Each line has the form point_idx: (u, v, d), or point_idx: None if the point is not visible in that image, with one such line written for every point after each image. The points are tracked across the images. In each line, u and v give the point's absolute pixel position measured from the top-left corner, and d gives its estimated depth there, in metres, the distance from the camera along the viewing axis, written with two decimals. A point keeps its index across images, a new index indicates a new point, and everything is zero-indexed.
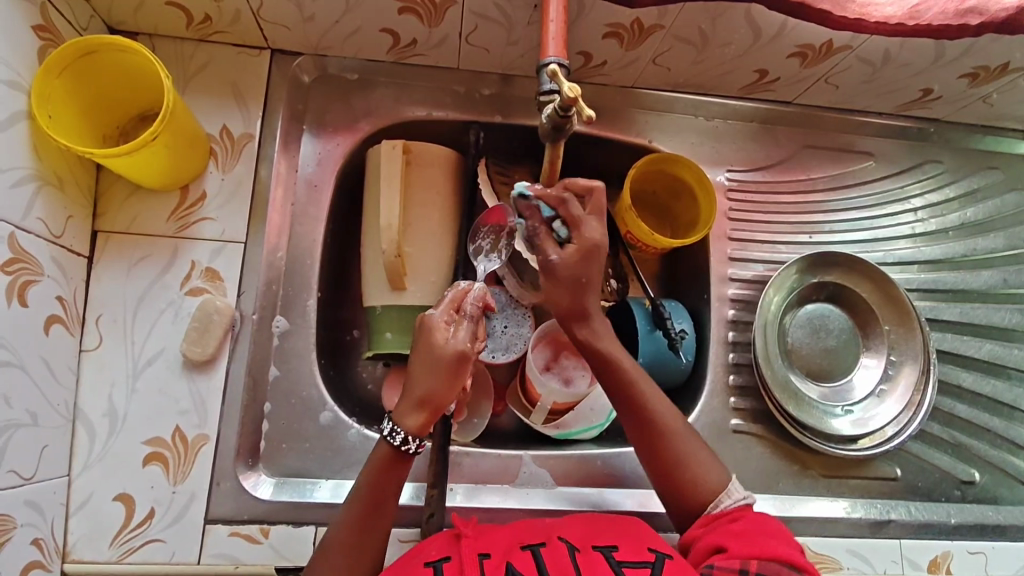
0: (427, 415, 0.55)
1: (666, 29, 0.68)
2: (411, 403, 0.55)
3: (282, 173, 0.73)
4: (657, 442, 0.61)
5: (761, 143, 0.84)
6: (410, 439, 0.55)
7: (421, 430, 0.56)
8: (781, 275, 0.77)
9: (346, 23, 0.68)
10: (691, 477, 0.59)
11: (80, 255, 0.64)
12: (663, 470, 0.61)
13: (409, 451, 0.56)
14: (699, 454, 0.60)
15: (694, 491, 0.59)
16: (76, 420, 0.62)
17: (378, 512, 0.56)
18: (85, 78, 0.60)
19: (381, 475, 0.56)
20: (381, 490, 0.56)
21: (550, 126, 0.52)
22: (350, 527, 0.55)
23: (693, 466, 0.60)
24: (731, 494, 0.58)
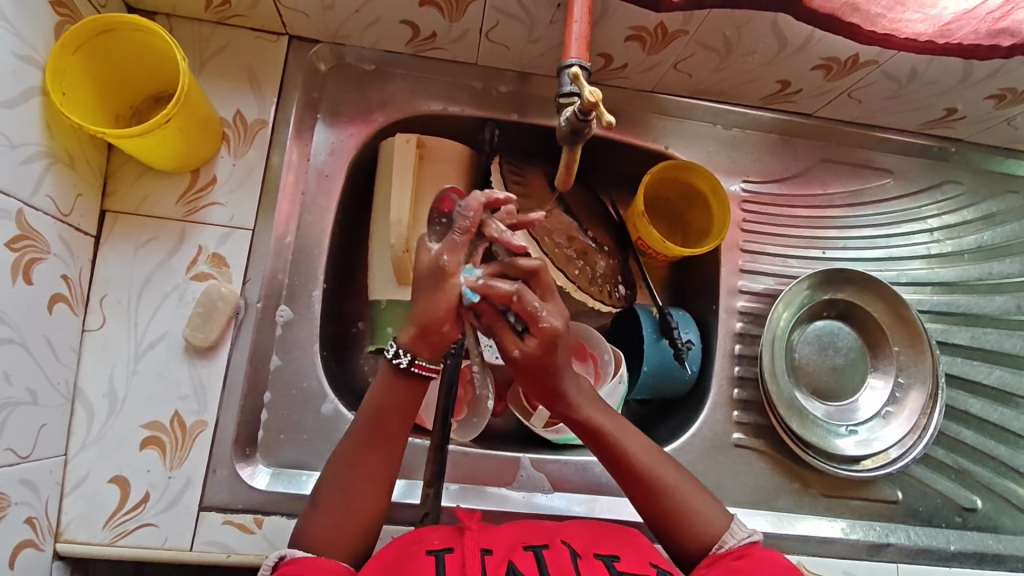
0: (423, 337, 0.55)
1: (689, 35, 0.67)
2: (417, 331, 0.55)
3: (293, 160, 0.72)
4: (647, 495, 0.58)
5: (778, 154, 0.83)
6: (400, 352, 0.56)
7: (415, 346, 0.55)
8: (791, 291, 0.75)
9: (366, 12, 0.68)
10: (695, 527, 0.57)
11: (88, 234, 0.64)
12: (657, 521, 0.58)
13: (400, 365, 0.56)
14: (693, 495, 0.58)
15: (695, 538, 0.57)
16: (75, 400, 0.62)
17: (378, 437, 0.56)
18: (102, 56, 0.59)
19: (388, 398, 0.57)
20: (383, 413, 0.57)
21: (568, 130, 0.50)
22: (351, 449, 0.56)
23: (696, 517, 0.58)
24: (735, 534, 0.57)
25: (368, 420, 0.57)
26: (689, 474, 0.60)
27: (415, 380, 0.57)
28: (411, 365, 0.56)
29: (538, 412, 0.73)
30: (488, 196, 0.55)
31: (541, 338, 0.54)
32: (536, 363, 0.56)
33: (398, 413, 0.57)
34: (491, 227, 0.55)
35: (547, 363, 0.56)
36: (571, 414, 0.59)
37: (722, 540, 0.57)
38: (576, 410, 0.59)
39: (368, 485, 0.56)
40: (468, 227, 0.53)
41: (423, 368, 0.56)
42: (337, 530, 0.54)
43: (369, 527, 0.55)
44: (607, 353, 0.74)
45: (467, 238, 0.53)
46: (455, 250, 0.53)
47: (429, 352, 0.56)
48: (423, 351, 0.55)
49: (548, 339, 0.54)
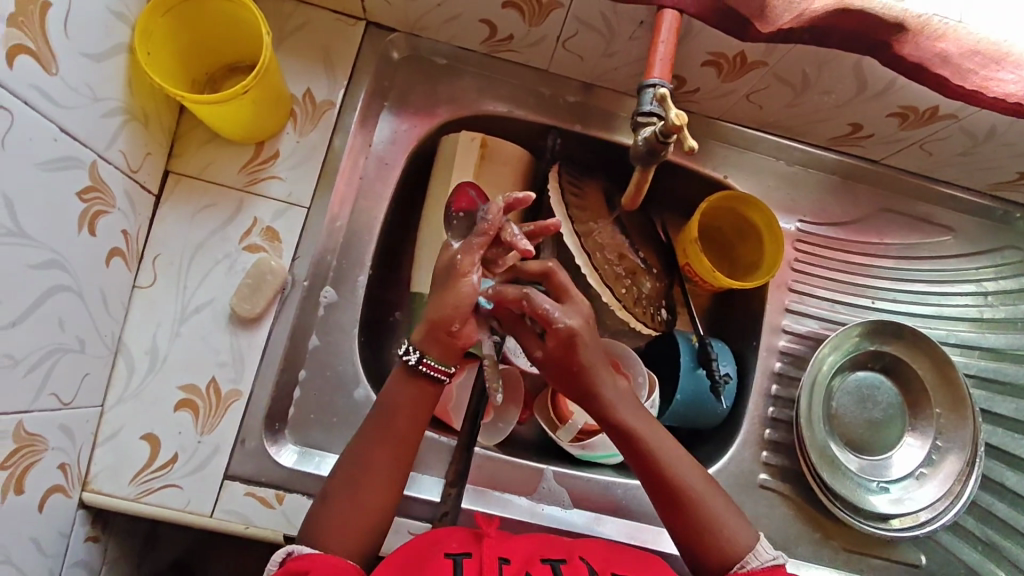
0: (441, 338, 0.56)
1: (769, 67, 0.66)
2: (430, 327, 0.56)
3: (356, 145, 0.73)
4: (671, 503, 0.57)
5: (838, 197, 0.82)
6: (410, 349, 0.57)
7: (424, 344, 0.57)
8: (840, 335, 0.74)
9: (447, 8, 0.68)
10: (716, 540, 0.56)
11: (151, 193, 0.65)
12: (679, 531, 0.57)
13: (409, 362, 0.57)
14: (720, 507, 0.57)
15: (716, 550, 0.55)
16: (118, 353, 0.63)
17: (386, 432, 0.57)
18: (190, 23, 0.60)
19: (398, 396, 0.58)
20: (392, 410, 0.57)
21: (644, 148, 0.49)
22: (361, 442, 0.57)
23: (721, 531, 0.56)
24: (759, 555, 0.55)
25: (378, 417, 0.57)
26: (717, 487, 0.58)
27: (422, 377, 0.58)
28: (418, 363, 0.57)
29: (567, 425, 0.73)
30: (508, 197, 0.57)
31: (552, 335, 0.57)
32: (555, 360, 0.58)
33: (407, 412, 0.57)
34: (506, 231, 0.57)
35: (570, 363, 0.57)
36: (603, 414, 0.58)
37: (746, 557, 0.55)
38: (608, 407, 0.58)
39: (375, 482, 0.55)
40: (486, 230, 0.56)
41: (431, 368, 0.57)
42: (347, 525, 0.54)
43: (378, 525, 0.55)
44: (643, 375, 0.73)
45: (484, 240, 0.56)
46: (471, 251, 0.56)
47: (441, 354, 0.57)
48: (439, 351, 0.57)
49: (559, 338, 0.57)
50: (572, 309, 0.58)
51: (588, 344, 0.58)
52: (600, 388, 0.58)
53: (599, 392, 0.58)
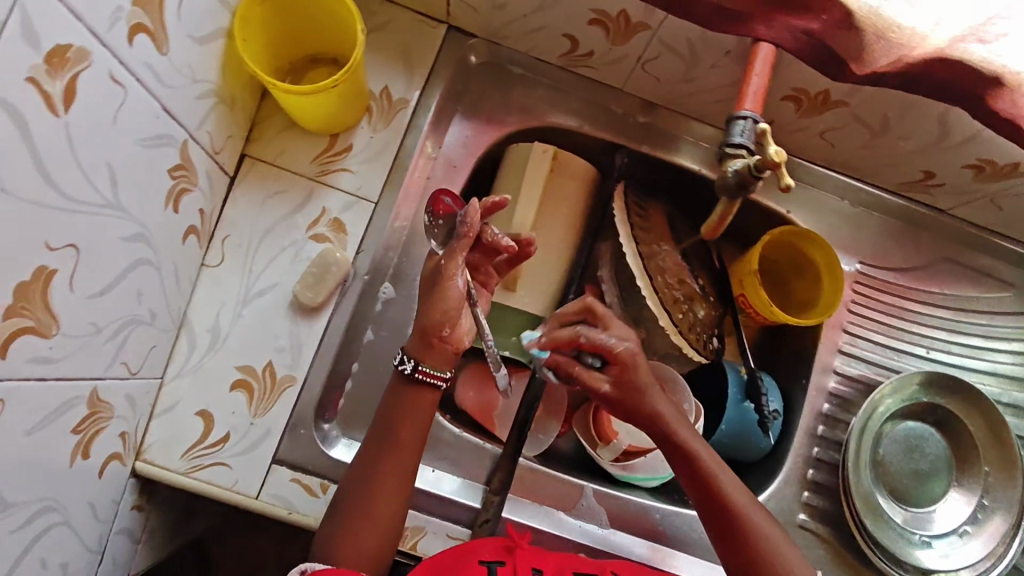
0: (433, 343, 0.57)
1: (850, 108, 0.65)
2: (421, 332, 0.57)
3: (427, 145, 0.73)
4: (737, 545, 0.56)
5: (900, 242, 0.81)
6: (405, 358, 0.58)
7: (421, 354, 0.57)
8: (902, 380, 0.73)
9: (533, 19, 0.67)
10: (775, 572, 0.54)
11: (227, 175, 0.66)
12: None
13: (403, 370, 0.58)
14: (786, 551, 0.55)
15: None
16: (181, 328, 0.64)
17: (393, 446, 0.57)
18: (283, 13, 0.61)
19: (402, 406, 0.58)
20: (399, 422, 0.57)
21: (734, 179, 0.49)
22: (370, 453, 0.57)
23: (779, 562, 0.54)
24: None
25: (382, 429, 0.57)
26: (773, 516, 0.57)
27: (419, 385, 0.58)
28: (413, 371, 0.57)
29: (611, 444, 0.74)
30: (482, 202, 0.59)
31: (622, 363, 0.58)
32: (625, 401, 0.58)
33: (413, 424, 0.58)
34: (488, 233, 0.60)
35: (634, 386, 0.57)
36: (653, 427, 0.58)
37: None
38: (660, 421, 0.58)
39: (383, 496, 0.56)
40: (467, 234, 0.57)
41: (426, 375, 0.57)
42: (358, 537, 0.55)
43: (387, 538, 0.56)
44: (689, 402, 0.74)
45: (467, 243, 0.58)
46: (456, 254, 0.57)
47: (435, 359, 0.57)
48: (432, 359, 0.57)
49: (626, 365, 0.58)
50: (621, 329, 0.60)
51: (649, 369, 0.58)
52: (652, 403, 0.58)
53: (650, 407, 0.58)
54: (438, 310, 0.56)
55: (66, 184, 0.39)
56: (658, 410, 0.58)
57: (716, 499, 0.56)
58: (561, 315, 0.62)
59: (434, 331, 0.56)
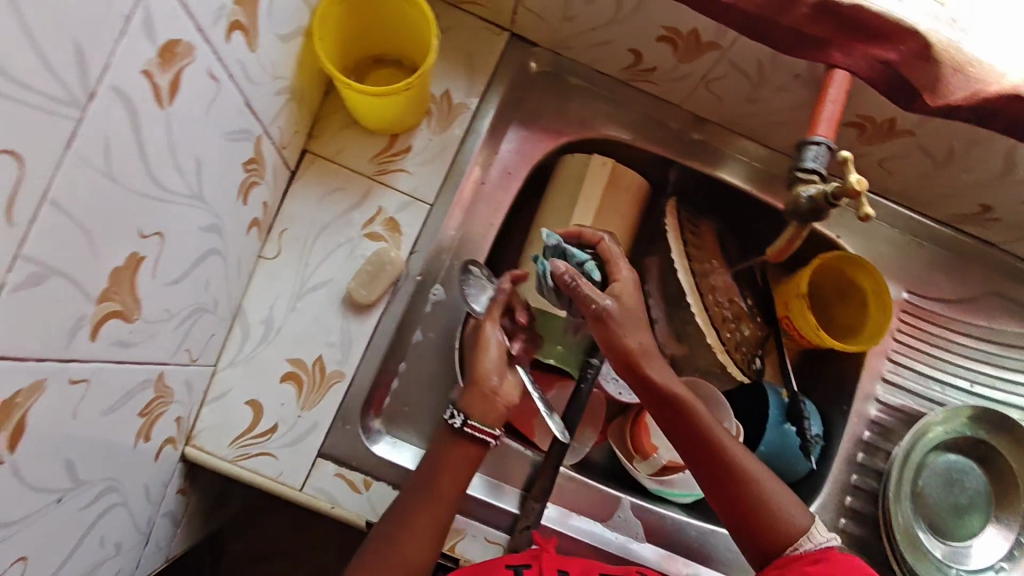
0: (482, 399, 0.62)
1: (915, 136, 0.65)
2: (472, 390, 0.62)
3: (483, 150, 0.74)
4: (732, 491, 0.59)
5: (950, 274, 0.80)
6: (455, 412, 0.61)
7: (469, 407, 0.62)
8: (953, 411, 0.73)
9: (601, 32, 0.68)
10: (772, 521, 0.58)
11: (289, 169, 0.67)
12: (742, 522, 0.59)
13: (454, 425, 0.61)
14: (778, 492, 0.59)
15: (773, 530, 0.58)
16: (236, 318, 0.65)
17: (432, 492, 0.59)
18: (357, 13, 0.62)
19: (444, 459, 0.61)
20: (441, 471, 0.60)
21: (808, 206, 0.50)
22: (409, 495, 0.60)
23: (776, 511, 0.58)
24: (814, 538, 0.57)
25: (423, 477, 0.60)
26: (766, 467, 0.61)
27: (465, 439, 0.61)
28: (463, 425, 0.61)
29: (649, 459, 0.74)
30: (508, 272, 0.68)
31: (619, 290, 0.61)
32: (611, 331, 0.60)
33: (453, 475, 0.60)
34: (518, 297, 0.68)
35: (631, 316, 0.60)
36: (648, 384, 0.60)
37: (806, 533, 0.57)
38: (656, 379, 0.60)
39: (416, 541, 0.58)
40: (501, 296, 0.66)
41: (475, 429, 0.61)
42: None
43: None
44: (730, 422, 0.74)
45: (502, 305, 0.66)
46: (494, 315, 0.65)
47: (479, 411, 0.62)
48: (480, 412, 0.62)
49: (622, 291, 0.61)
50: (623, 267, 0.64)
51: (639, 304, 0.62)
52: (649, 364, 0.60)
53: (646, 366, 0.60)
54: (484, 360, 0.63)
55: (163, 174, 0.40)
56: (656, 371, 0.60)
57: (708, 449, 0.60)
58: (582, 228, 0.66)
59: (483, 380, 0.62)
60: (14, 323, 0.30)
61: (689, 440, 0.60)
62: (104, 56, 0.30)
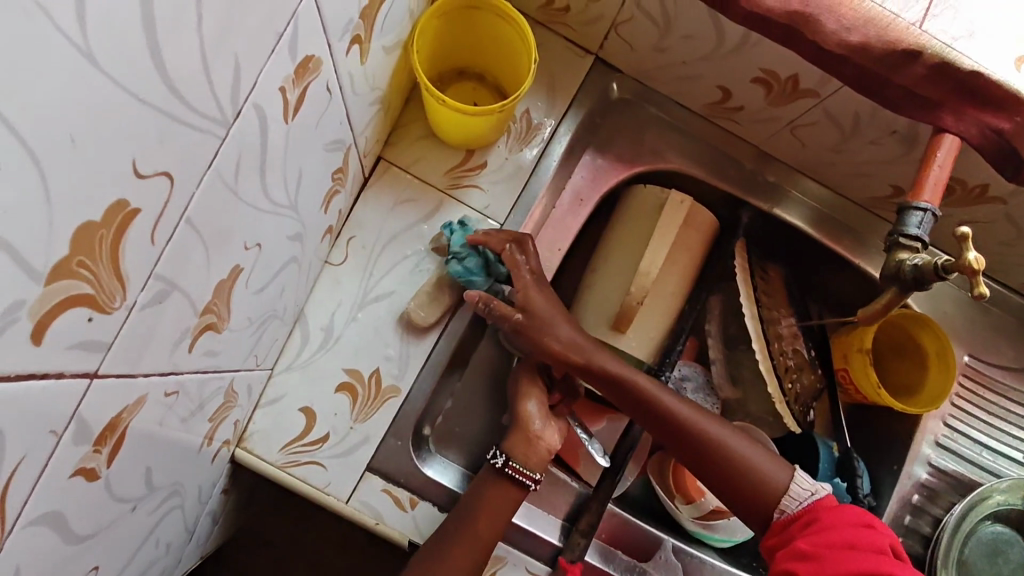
0: (525, 442, 0.64)
1: (1005, 205, 0.63)
2: (516, 432, 0.64)
3: (557, 174, 0.73)
4: (708, 466, 0.63)
5: (1014, 342, 0.79)
6: (496, 452, 0.62)
7: (510, 449, 0.63)
8: (1007, 486, 0.72)
9: (692, 67, 0.67)
10: (753, 481, 0.61)
11: (364, 176, 0.66)
12: (728, 493, 0.62)
13: (495, 465, 0.62)
14: (751, 455, 0.62)
15: (754, 491, 0.61)
16: (297, 322, 0.64)
17: (472, 526, 0.59)
18: (453, 24, 0.61)
19: (484, 498, 0.61)
20: (483, 505, 0.60)
21: (913, 275, 0.48)
22: (449, 525, 0.60)
23: (754, 471, 0.61)
24: (796, 495, 0.59)
25: (463, 510, 0.60)
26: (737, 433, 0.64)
27: (508, 481, 0.61)
28: (504, 466, 0.61)
29: (694, 502, 0.73)
30: None
31: (524, 301, 0.63)
32: (536, 338, 0.63)
33: (496, 508, 0.60)
34: None
35: (549, 308, 0.63)
36: (599, 375, 0.63)
37: (784, 492, 0.60)
38: (603, 369, 0.63)
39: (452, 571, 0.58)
40: None
41: (516, 471, 0.62)
42: None
43: None
44: None
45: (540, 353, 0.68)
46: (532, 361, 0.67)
47: (521, 454, 0.63)
48: (522, 455, 0.63)
49: (529, 300, 0.63)
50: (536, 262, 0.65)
51: (553, 300, 0.64)
52: (595, 359, 0.63)
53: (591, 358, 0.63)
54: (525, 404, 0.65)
55: (273, 185, 0.39)
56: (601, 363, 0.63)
57: (674, 431, 0.63)
58: (489, 232, 0.63)
59: (524, 422, 0.64)
60: (135, 339, 0.29)
61: (651, 423, 0.63)
62: (254, 75, 0.30)
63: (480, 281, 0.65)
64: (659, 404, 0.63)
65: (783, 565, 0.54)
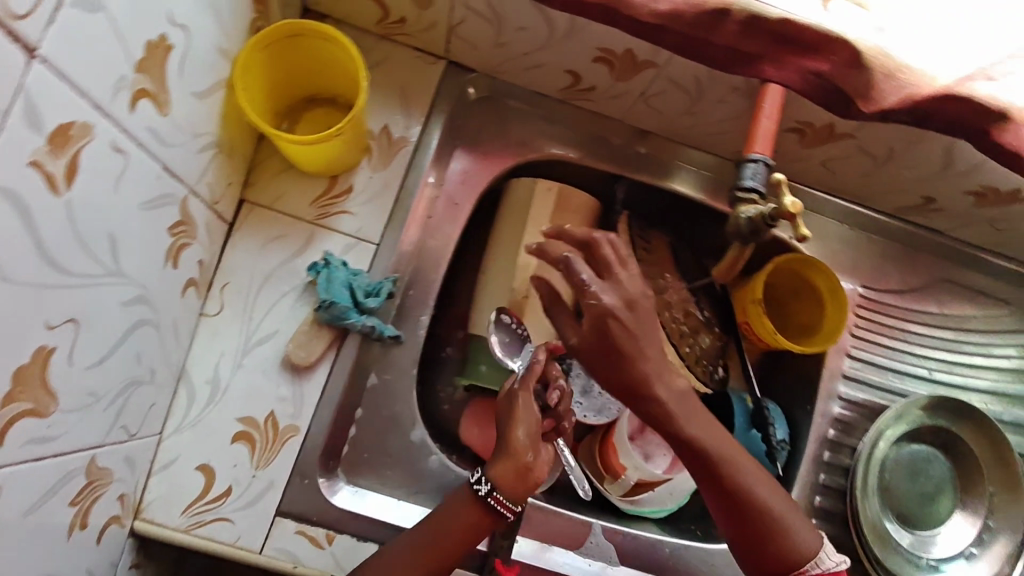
0: (515, 474, 0.57)
1: (855, 139, 0.65)
2: (507, 461, 0.57)
3: (428, 182, 0.72)
4: (741, 520, 0.55)
5: (901, 266, 0.81)
6: (483, 480, 0.57)
7: (501, 481, 0.56)
8: (905, 408, 0.73)
9: (534, 57, 0.66)
10: (778, 546, 0.55)
11: (226, 222, 0.63)
12: (744, 548, 0.56)
13: (478, 493, 0.56)
14: (795, 519, 0.56)
15: (776, 554, 0.55)
16: (179, 381, 0.62)
17: (430, 542, 0.56)
18: (281, 55, 0.59)
19: (451, 516, 0.57)
20: (444, 526, 0.56)
21: (747, 226, 0.50)
22: (406, 541, 0.56)
23: (782, 536, 0.55)
24: (821, 562, 0.55)
25: (426, 529, 0.56)
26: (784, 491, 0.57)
27: (487, 510, 0.57)
28: (488, 495, 0.56)
29: (619, 480, 0.73)
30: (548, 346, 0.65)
31: (601, 329, 0.52)
32: (610, 371, 0.53)
33: (456, 529, 0.56)
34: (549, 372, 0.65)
35: (619, 336, 0.52)
36: (654, 411, 0.54)
37: (815, 559, 0.55)
38: (660, 408, 0.54)
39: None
40: (536, 364, 0.61)
41: (499, 502, 0.56)
42: None
43: None
44: None
45: (536, 370, 0.61)
46: (526, 378, 0.60)
47: (511, 486, 0.57)
48: (510, 487, 0.57)
49: (610, 328, 0.52)
50: (617, 275, 0.53)
51: (646, 320, 0.52)
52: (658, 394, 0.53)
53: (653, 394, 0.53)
54: (519, 430, 0.57)
55: (68, 259, 0.37)
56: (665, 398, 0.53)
57: (729, 493, 0.55)
58: (562, 233, 0.56)
59: (515, 452, 0.57)
60: None
61: (701, 466, 0.55)
62: None
63: (354, 318, 0.65)
64: (724, 466, 0.55)
65: None
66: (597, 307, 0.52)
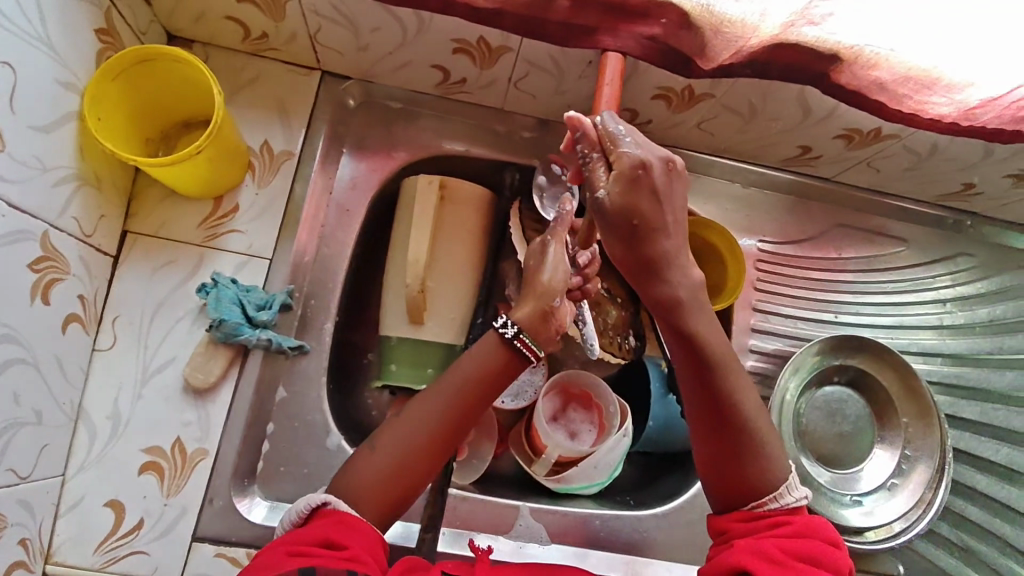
0: (542, 317, 0.58)
1: (716, 99, 0.67)
2: (535, 300, 0.58)
3: (317, 191, 0.72)
4: (723, 436, 0.54)
5: (796, 216, 0.84)
6: (510, 323, 0.57)
7: (527, 322, 0.57)
8: (798, 358, 0.76)
9: (398, 56, 0.68)
10: (752, 465, 0.53)
11: (108, 255, 0.63)
12: (719, 469, 0.55)
13: (505, 336, 0.57)
14: (773, 446, 0.54)
15: (750, 474, 0.53)
16: (78, 419, 0.61)
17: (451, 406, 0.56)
18: (136, 84, 0.59)
19: (474, 375, 0.56)
20: (469, 385, 0.56)
21: None
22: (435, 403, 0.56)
23: (757, 456, 0.54)
24: (783, 496, 0.53)
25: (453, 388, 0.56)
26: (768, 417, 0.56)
27: (511, 353, 0.57)
28: (514, 338, 0.57)
29: (541, 459, 0.73)
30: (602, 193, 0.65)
31: (632, 195, 0.48)
32: (643, 240, 0.49)
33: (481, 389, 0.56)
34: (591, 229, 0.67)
35: (653, 197, 0.48)
36: (662, 303, 0.52)
37: (775, 493, 0.53)
38: (671, 300, 0.52)
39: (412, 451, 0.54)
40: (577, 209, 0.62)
41: (523, 345, 0.57)
42: (370, 487, 0.52)
43: None
44: (613, 404, 0.75)
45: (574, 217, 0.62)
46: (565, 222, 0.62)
47: (534, 326, 0.58)
48: (534, 330, 0.58)
49: (644, 191, 0.48)
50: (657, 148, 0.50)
51: (678, 192, 0.50)
52: (672, 285, 0.52)
53: (669, 285, 0.52)
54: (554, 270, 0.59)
55: None
56: (680, 293, 0.52)
57: (726, 406, 0.54)
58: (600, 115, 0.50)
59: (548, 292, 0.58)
60: None
61: (700, 373, 0.54)
62: None
63: (248, 332, 0.65)
64: (726, 378, 0.54)
65: (737, 557, 0.49)
66: (632, 165, 0.48)
